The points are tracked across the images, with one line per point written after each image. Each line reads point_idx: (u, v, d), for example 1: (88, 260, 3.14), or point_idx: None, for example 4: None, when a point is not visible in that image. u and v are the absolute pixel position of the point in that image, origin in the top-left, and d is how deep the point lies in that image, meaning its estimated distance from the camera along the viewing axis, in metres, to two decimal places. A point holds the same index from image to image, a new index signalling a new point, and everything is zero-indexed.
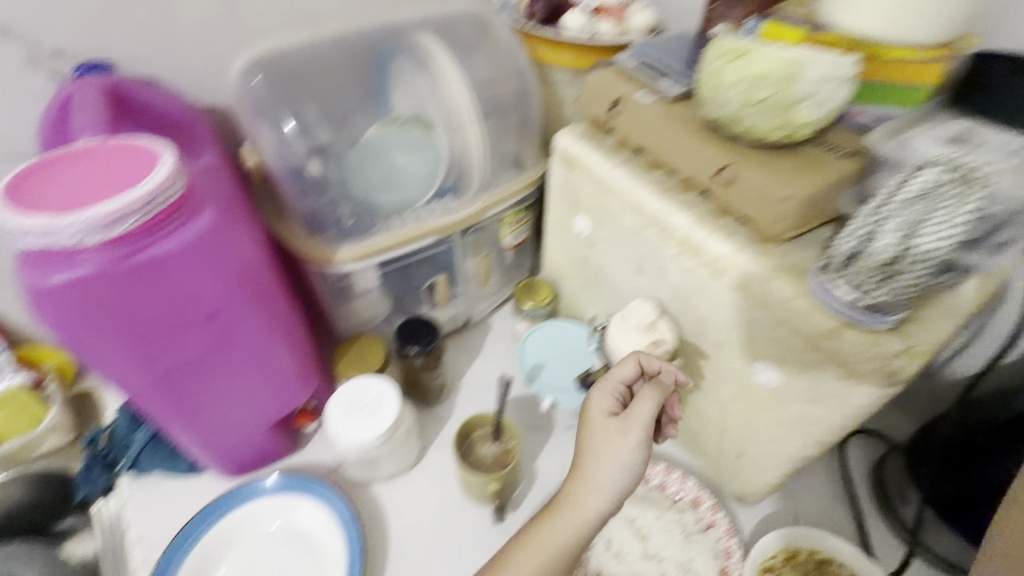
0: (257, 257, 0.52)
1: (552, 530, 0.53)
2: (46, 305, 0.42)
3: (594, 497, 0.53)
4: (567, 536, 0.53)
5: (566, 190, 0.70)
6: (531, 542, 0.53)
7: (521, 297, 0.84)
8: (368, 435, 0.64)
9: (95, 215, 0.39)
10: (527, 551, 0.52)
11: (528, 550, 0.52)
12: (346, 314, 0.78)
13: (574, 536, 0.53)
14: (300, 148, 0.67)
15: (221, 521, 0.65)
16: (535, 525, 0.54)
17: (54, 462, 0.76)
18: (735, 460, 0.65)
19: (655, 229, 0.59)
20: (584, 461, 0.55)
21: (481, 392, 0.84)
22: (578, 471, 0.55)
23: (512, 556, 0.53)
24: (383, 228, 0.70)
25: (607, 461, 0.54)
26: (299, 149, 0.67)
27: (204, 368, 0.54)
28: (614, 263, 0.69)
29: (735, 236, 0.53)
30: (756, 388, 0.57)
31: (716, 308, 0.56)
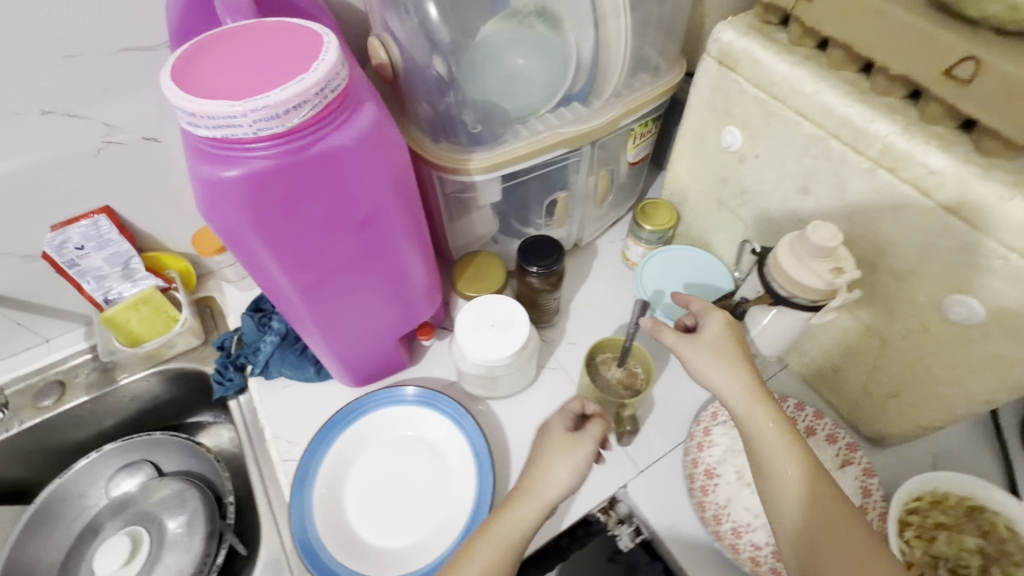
0: (407, 161, 0.48)
1: (500, 524, 0.52)
2: (219, 202, 0.41)
3: (544, 490, 0.54)
4: (516, 527, 0.52)
5: (718, 96, 0.62)
6: (497, 528, 0.52)
7: (640, 219, 0.78)
8: (502, 350, 0.62)
9: (273, 101, 0.37)
10: (492, 536, 0.51)
11: (476, 554, 0.50)
12: (463, 230, 0.75)
13: (517, 533, 0.52)
14: (434, 41, 0.56)
15: (363, 423, 0.68)
16: (494, 514, 0.53)
17: (187, 364, 0.80)
18: (887, 400, 0.61)
19: (842, 140, 0.51)
20: (540, 461, 0.55)
21: (593, 317, 0.81)
22: (532, 471, 0.55)
23: (477, 544, 0.51)
24: (510, 139, 0.64)
25: (555, 465, 0.55)
26: (432, 41, 0.56)
27: (351, 278, 0.53)
28: (766, 183, 0.62)
29: (955, 148, 0.45)
30: (943, 324, 0.51)
31: (911, 232, 0.49)
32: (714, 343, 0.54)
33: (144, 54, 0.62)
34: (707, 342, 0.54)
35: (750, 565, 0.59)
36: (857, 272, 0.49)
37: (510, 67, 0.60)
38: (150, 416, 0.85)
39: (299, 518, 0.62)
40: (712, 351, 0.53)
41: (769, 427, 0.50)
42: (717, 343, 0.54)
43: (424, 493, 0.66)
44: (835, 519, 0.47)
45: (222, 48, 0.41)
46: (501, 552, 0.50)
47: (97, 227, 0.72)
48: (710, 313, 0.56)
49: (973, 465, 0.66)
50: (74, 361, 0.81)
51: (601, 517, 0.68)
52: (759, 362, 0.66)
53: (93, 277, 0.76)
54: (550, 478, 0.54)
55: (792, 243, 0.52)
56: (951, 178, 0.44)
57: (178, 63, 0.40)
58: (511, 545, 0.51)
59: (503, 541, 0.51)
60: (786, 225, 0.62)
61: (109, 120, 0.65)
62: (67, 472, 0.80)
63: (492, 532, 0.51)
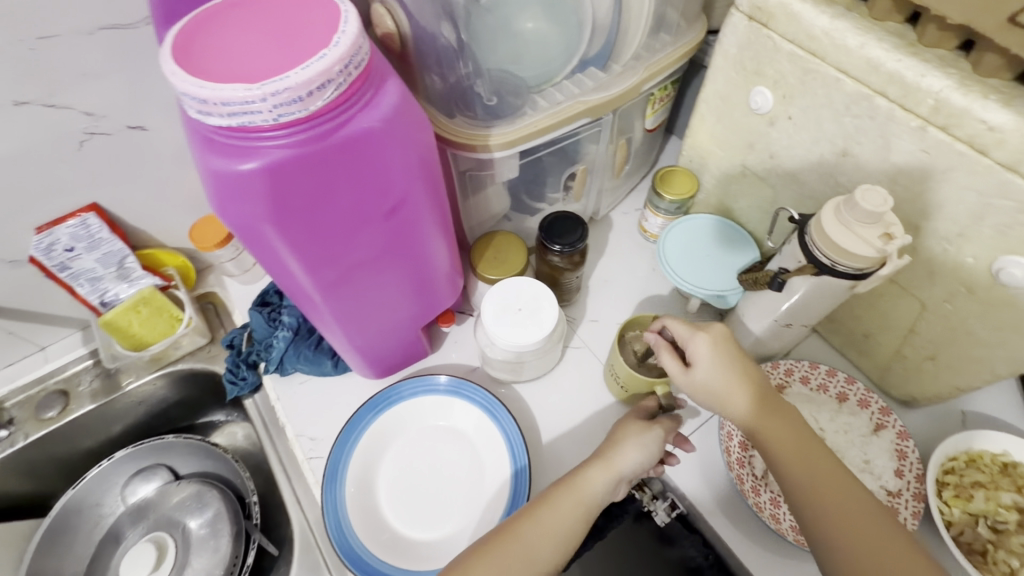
0: (431, 142, 0.46)
1: (578, 480, 0.52)
2: (237, 198, 0.38)
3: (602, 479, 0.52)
4: (560, 524, 0.49)
5: (748, 54, 0.58)
6: (576, 484, 0.51)
7: (660, 189, 0.75)
8: (532, 335, 0.60)
9: (294, 82, 0.34)
10: (572, 490, 0.51)
11: (554, 510, 0.50)
12: (478, 211, 0.71)
13: (597, 496, 0.51)
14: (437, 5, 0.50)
15: (392, 415, 0.66)
16: (573, 472, 0.53)
17: (196, 364, 0.78)
18: (923, 363, 0.60)
19: (889, 97, 0.49)
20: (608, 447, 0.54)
21: (614, 292, 0.79)
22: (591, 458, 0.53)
23: (555, 495, 0.51)
24: (528, 111, 0.60)
25: (627, 447, 0.54)
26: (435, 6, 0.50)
27: (377, 271, 0.51)
28: (798, 146, 0.59)
29: (1014, 101, 0.43)
30: (991, 285, 0.50)
31: (964, 193, 0.47)
32: (710, 371, 0.52)
33: (123, 33, 0.57)
34: (700, 377, 0.52)
35: (793, 534, 0.58)
36: (907, 237, 0.47)
37: (525, 30, 0.55)
38: (160, 419, 0.83)
39: (333, 514, 0.60)
40: (714, 379, 0.52)
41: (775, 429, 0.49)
42: (715, 378, 0.51)
43: (458, 483, 0.64)
44: (810, 453, 0.48)
45: (225, 33, 0.39)
46: (578, 508, 0.50)
47: (86, 227, 0.67)
48: (697, 342, 0.53)
49: (1004, 420, 0.66)
50: (75, 368, 0.78)
51: (636, 494, 0.67)
52: (791, 332, 0.65)
53: (87, 279, 0.71)
54: (625, 453, 0.53)
55: (838, 207, 0.50)
56: (1012, 134, 0.42)
57: (179, 50, 0.37)
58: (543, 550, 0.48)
59: (580, 500, 0.51)
60: (819, 189, 0.60)
61: (89, 109, 0.60)
62: (80, 483, 0.77)
63: (569, 487, 0.51)
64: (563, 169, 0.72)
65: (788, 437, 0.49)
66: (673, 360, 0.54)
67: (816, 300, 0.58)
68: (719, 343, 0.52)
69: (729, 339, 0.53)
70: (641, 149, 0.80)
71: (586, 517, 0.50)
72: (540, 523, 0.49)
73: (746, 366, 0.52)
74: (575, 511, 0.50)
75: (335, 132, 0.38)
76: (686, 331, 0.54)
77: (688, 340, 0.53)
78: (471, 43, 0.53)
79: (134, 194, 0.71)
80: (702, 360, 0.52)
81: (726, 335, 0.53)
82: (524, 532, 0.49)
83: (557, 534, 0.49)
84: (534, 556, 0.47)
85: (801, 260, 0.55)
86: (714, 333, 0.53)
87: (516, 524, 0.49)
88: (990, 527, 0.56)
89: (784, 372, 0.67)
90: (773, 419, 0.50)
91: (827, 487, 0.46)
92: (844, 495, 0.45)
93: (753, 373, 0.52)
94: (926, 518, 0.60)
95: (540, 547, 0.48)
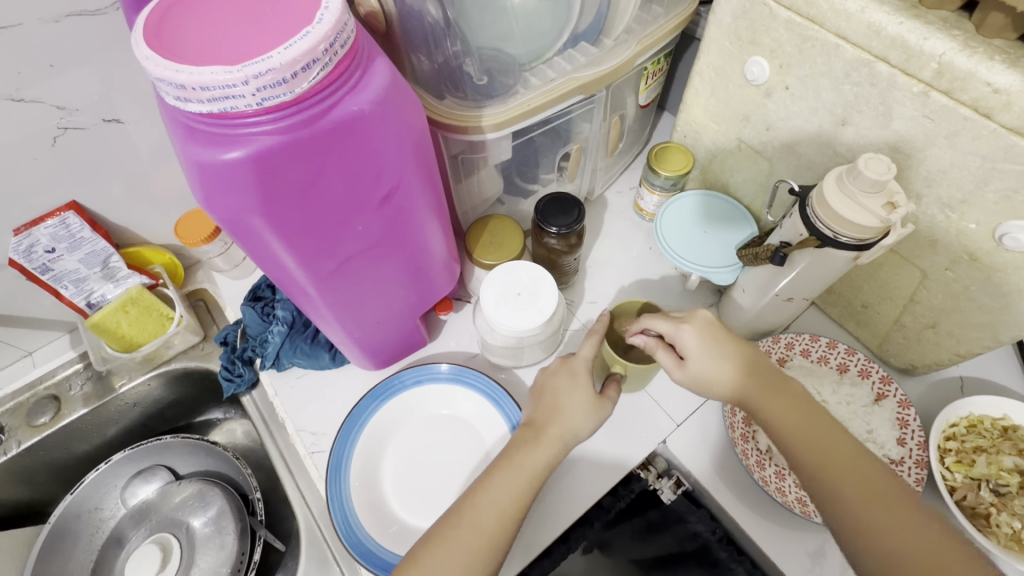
0: (424, 124, 0.45)
1: (519, 459, 0.52)
2: (224, 189, 0.36)
3: (538, 449, 0.53)
4: (498, 504, 0.50)
5: (743, 23, 0.57)
6: (516, 462, 0.52)
7: (655, 165, 0.73)
8: (533, 318, 0.59)
9: (278, 63, 0.32)
10: (514, 468, 0.52)
11: (495, 490, 0.50)
12: (471, 194, 0.69)
13: (541, 469, 0.52)
14: None
15: (394, 403, 0.65)
16: (511, 450, 0.53)
17: (189, 363, 0.76)
18: (924, 330, 0.60)
19: (891, 63, 0.47)
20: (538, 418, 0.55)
21: (611, 272, 0.78)
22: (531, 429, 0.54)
23: (496, 475, 0.51)
24: (519, 89, 0.58)
25: (567, 413, 0.55)
26: None
27: (373, 261, 0.49)
28: (796, 117, 0.58)
29: (1021, 61, 0.42)
30: (994, 251, 0.49)
31: (969, 158, 0.47)
32: (703, 363, 0.52)
33: (92, 20, 0.54)
34: (695, 371, 0.52)
35: (799, 506, 0.58)
36: (912, 205, 0.47)
37: (513, 7, 0.53)
38: (156, 420, 0.81)
39: (339, 508, 0.59)
40: (709, 370, 0.51)
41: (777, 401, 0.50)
42: (709, 369, 0.51)
43: (462, 467, 0.64)
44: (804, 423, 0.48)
45: (200, 13, 0.36)
46: (521, 484, 0.51)
47: (67, 226, 0.65)
48: (685, 335, 0.52)
49: (1003, 385, 0.66)
50: (66, 371, 0.76)
51: (641, 473, 0.68)
52: (793, 306, 0.64)
53: (71, 281, 0.69)
54: (558, 423, 0.54)
55: (841, 176, 0.49)
56: (1017, 95, 0.41)
57: (152, 32, 0.35)
58: (489, 530, 0.49)
59: (523, 476, 0.51)
60: (817, 160, 0.59)
61: (61, 102, 0.57)
62: (79, 487, 0.76)
63: (510, 464, 0.52)
64: (557, 149, 0.70)
65: (778, 401, 0.49)
66: (668, 357, 0.53)
67: (815, 275, 0.58)
68: (705, 332, 0.52)
69: (714, 327, 0.53)
70: (634, 126, 0.79)
71: (527, 491, 0.51)
72: (487, 506, 0.50)
73: (736, 348, 0.52)
74: (516, 487, 0.51)
75: (324, 116, 0.36)
76: (669, 326, 0.53)
77: (676, 334, 0.53)
78: (457, 21, 0.52)
79: (113, 191, 0.68)
80: (694, 353, 0.52)
81: (709, 322, 0.53)
82: (475, 513, 0.49)
83: (500, 513, 0.49)
84: (485, 530, 0.49)
85: (803, 233, 0.54)
86: (698, 323, 0.53)
87: (463, 505, 0.50)
88: (993, 491, 0.57)
89: (785, 347, 0.67)
90: (764, 384, 0.50)
91: (813, 441, 0.48)
92: (832, 445, 0.47)
93: (743, 352, 0.52)
94: (931, 483, 0.60)
95: (489, 522, 0.49)
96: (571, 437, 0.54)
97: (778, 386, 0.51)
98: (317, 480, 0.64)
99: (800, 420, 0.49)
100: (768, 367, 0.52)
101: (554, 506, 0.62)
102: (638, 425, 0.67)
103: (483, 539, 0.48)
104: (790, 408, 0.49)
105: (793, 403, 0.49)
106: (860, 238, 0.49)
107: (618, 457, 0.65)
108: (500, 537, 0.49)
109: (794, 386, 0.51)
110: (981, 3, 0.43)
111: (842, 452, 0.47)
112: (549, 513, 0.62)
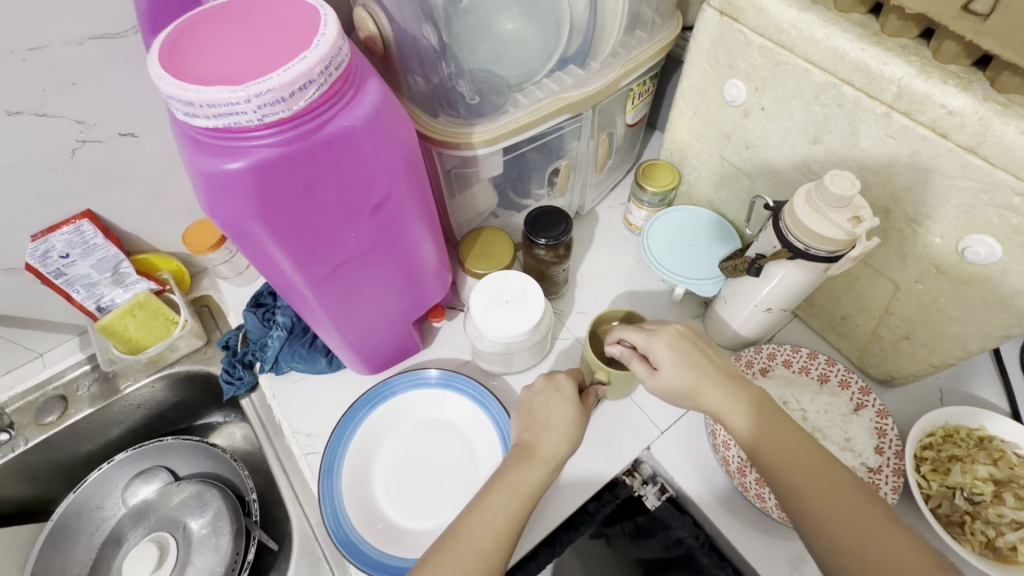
0: (414, 139, 0.48)
1: (513, 479, 0.54)
2: (226, 197, 0.39)
3: (536, 469, 0.55)
4: (494, 525, 0.51)
5: (721, 48, 0.60)
6: (510, 481, 0.54)
7: (643, 181, 0.76)
8: (520, 326, 0.62)
9: (277, 84, 0.36)
10: (509, 488, 0.53)
11: (491, 512, 0.52)
12: (464, 205, 0.72)
13: (533, 490, 0.54)
14: (410, 8, 0.52)
15: (388, 407, 0.68)
16: (505, 470, 0.55)
17: (192, 366, 0.79)
18: (899, 342, 0.62)
19: (855, 86, 0.50)
20: (529, 435, 0.57)
21: (600, 284, 0.80)
22: (524, 448, 0.56)
23: (490, 495, 0.53)
24: (509, 109, 0.62)
25: (555, 430, 0.57)
26: (410, 9, 0.52)
27: (367, 267, 0.52)
28: (771, 137, 0.61)
29: (971, 87, 0.45)
30: (959, 263, 0.51)
31: (929, 175, 0.49)
32: (674, 374, 0.53)
33: (112, 42, 0.58)
34: (667, 380, 0.54)
35: (776, 512, 0.60)
36: (876, 219, 0.50)
37: (504, 32, 0.57)
38: (158, 422, 0.84)
39: (329, 506, 0.61)
40: (679, 379, 0.53)
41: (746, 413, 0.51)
42: (680, 377, 0.53)
43: (450, 469, 0.66)
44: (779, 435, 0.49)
45: (208, 38, 0.40)
46: (515, 503, 0.53)
47: (81, 233, 0.68)
48: (656, 346, 0.55)
49: (980, 397, 0.68)
50: (73, 373, 0.79)
51: (625, 479, 0.70)
52: (773, 318, 0.67)
53: (83, 285, 0.73)
54: (549, 441, 0.56)
55: (810, 192, 0.52)
56: (970, 117, 0.44)
57: (165, 55, 0.39)
58: (488, 551, 0.50)
59: (517, 495, 0.53)
60: (793, 177, 0.62)
61: (80, 117, 0.61)
62: (82, 486, 0.78)
63: (504, 483, 0.54)
64: (547, 164, 0.73)
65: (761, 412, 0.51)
66: (641, 366, 0.56)
67: (792, 286, 0.60)
68: (676, 343, 0.55)
69: (682, 337, 0.55)
70: (624, 144, 0.82)
71: (520, 509, 0.53)
72: (481, 527, 0.51)
73: (707, 359, 0.54)
74: (511, 506, 0.53)
75: (319, 130, 0.40)
76: (643, 337, 0.56)
77: (648, 346, 0.55)
78: (452, 46, 0.55)
79: (125, 201, 0.72)
80: (665, 362, 0.54)
81: (679, 333, 0.55)
82: (472, 535, 0.50)
83: (495, 534, 0.51)
84: (483, 553, 0.50)
85: (777, 245, 0.57)
86: (668, 335, 0.55)
87: (459, 527, 0.51)
88: (967, 500, 0.58)
89: (767, 356, 0.69)
90: (767, 417, 0.50)
91: (804, 476, 0.47)
92: (824, 478, 0.47)
93: (713, 362, 0.54)
94: (907, 491, 0.61)
95: (486, 543, 0.50)
96: (561, 454, 0.56)
97: (775, 421, 0.50)
98: (311, 483, 0.66)
99: (797, 456, 0.48)
100: (746, 385, 0.53)
101: (539, 508, 0.64)
102: (624, 431, 0.69)
103: (478, 560, 0.49)
104: (786, 445, 0.49)
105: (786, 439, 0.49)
106: (829, 251, 0.51)
107: (603, 462, 0.67)
108: (495, 558, 0.50)
109: (795, 425, 0.50)
110: (936, 32, 0.46)
111: (838, 486, 0.46)
112: (534, 517, 0.63)
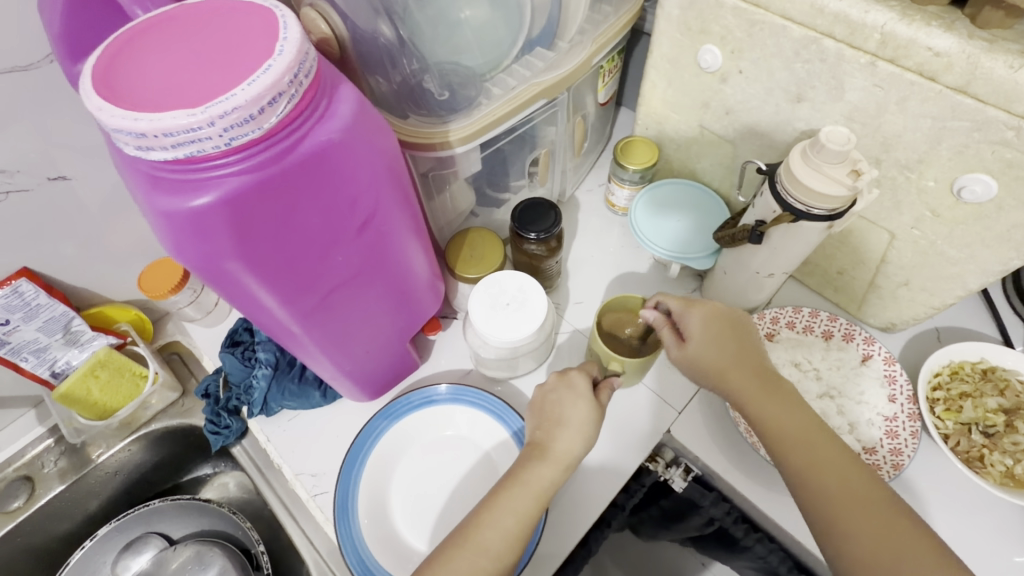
0: (395, 145, 0.44)
1: (525, 477, 0.51)
2: (197, 238, 0.35)
3: (550, 467, 0.52)
4: (504, 526, 0.49)
5: (692, 14, 0.58)
6: (522, 479, 0.51)
7: (623, 159, 0.74)
8: (524, 329, 0.59)
9: (241, 101, 0.31)
10: (520, 485, 0.51)
11: (502, 511, 0.50)
12: (444, 208, 0.68)
13: (547, 487, 0.52)
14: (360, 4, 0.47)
15: (398, 432, 0.64)
16: (518, 468, 0.53)
17: (171, 421, 0.73)
18: (898, 288, 0.63)
19: (837, 38, 0.49)
20: (542, 431, 0.55)
21: (592, 271, 0.78)
22: (535, 445, 0.54)
23: (501, 495, 0.51)
24: (482, 102, 0.58)
25: (568, 425, 0.54)
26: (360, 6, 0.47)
27: (358, 290, 0.48)
28: (753, 100, 0.60)
29: (954, 27, 0.44)
30: (954, 205, 0.52)
31: (921, 120, 0.49)
32: (703, 346, 0.54)
33: (24, 76, 0.51)
34: (695, 353, 0.54)
35: None
36: (875, 171, 0.49)
37: (464, 19, 0.52)
38: (141, 486, 0.77)
39: (351, 547, 0.57)
40: (709, 354, 0.54)
41: (774, 409, 0.51)
42: (708, 352, 0.54)
43: (472, 487, 0.63)
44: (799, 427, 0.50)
45: (153, 54, 0.35)
46: (528, 502, 0.50)
47: (20, 294, 0.61)
48: (691, 316, 0.55)
49: (974, 330, 0.70)
50: (36, 450, 0.72)
51: (650, 466, 0.68)
52: (773, 283, 0.66)
53: (31, 352, 0.65)
54: (564, 438, 0.54)
55: (805, 151, 0.51)
56: (957, 57, 0.44)
57: (101, 81, 0.33)
58: (496, 552, 0.48)
59: (530, 494, 0.51)
60: (779, 138, 0.61)
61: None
62: (64, 570, 0.71)
63: (517, 483, 0.51)
64: (525, 155, 0.70)
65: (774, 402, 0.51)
66: (672, 335, 0.56)
67: (791, 249, 0.59)
68: (712, 319, 0.55)
69: (721, 316, 0.55)
70: (597, 124, 0.80)
71: (533, 508, 0.51)
72: (491, 526, 0.49)
73: (738, 339, 0.54)
74: (523, 505, 0.50)
75: (293, 149, 0.35)
76: (680, 306, 0.56)
77: (684, 315, 0.56)
78: (411, 39, 0.50)
79: (65, 251, 0.64)
80: (697, 335, 0.54)
81: (718, 311, 0.56)
82: (480, 537, 0.49)
83: (506, 534, 0.49)
84: (492, 551, 0.48)
85: (776, 209, 0.55)
86: (706, 309, 0.56)
87: (468, 525, 0.50)
88: (983, 433, 0.59)
89: (771, 321, 0.68)
90: (776, 403, 0.51)
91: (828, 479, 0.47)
92: (852, 486, 0.46)
93: (746, 344, 0.54)
94: (924, 433, 0.62)
95: (496, 543, 0.49)
96: (576, 453, 0.54)
97: (796, 416, 0.50)
98: (313, 508, 0.63)
99: (824, 458, 0.48)
100: (777, 379, 0.53)
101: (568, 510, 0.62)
102: (641, 418, 0.67)
103: (488, 559, 0.48)
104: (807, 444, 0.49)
105: (815, 437, 0.49)
106: (830, 209, 0.50)
107: (627, 452, 0.65)
108: (505, 557, 0.48)
109: (808, 412, 0.51)
110: None
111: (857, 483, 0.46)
112: (564, 521, 0.61)
